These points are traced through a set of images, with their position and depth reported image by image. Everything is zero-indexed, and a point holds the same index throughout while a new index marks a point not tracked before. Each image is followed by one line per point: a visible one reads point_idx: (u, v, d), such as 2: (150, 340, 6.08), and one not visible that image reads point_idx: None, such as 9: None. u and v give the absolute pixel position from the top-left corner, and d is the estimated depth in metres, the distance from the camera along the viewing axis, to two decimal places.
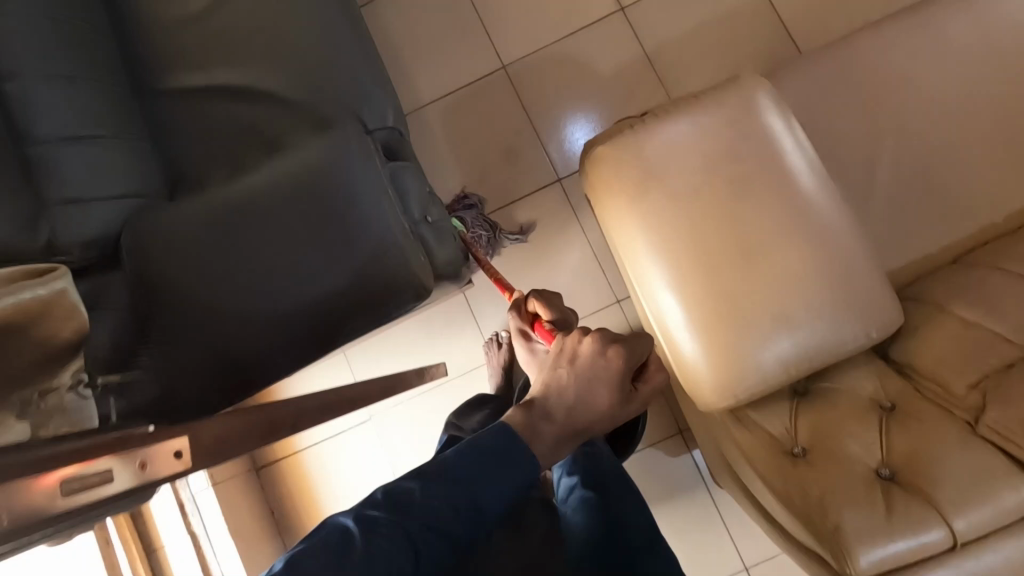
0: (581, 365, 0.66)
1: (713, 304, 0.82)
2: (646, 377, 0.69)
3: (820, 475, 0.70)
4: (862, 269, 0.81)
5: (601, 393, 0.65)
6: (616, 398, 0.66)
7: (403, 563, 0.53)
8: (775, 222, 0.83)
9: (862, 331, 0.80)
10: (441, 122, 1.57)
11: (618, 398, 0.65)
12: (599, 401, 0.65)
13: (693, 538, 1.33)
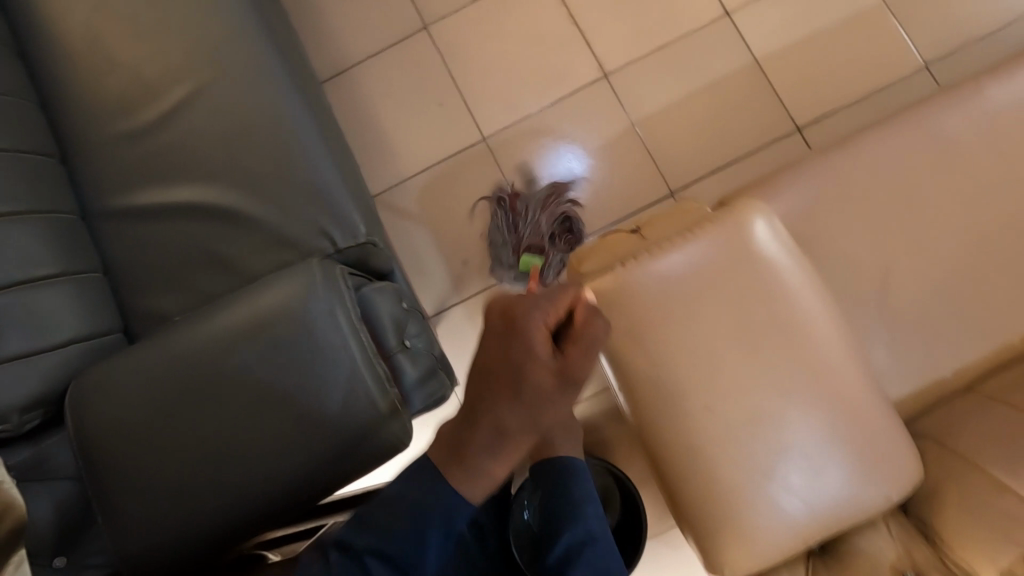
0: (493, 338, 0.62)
1: (716, 464, 0.75)
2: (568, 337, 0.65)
3: None
4: (873, 415, 0.75)
5: (523, 366, 0.60)
6: (546, 372, 0.60)
7: None
8: (780, 368, 0.77)
9: (879, 490, 0.73)
10: (419, 198, 1.50)
11: (543, 357, 0.60)
12: (518, 368, 0.60)
13: None
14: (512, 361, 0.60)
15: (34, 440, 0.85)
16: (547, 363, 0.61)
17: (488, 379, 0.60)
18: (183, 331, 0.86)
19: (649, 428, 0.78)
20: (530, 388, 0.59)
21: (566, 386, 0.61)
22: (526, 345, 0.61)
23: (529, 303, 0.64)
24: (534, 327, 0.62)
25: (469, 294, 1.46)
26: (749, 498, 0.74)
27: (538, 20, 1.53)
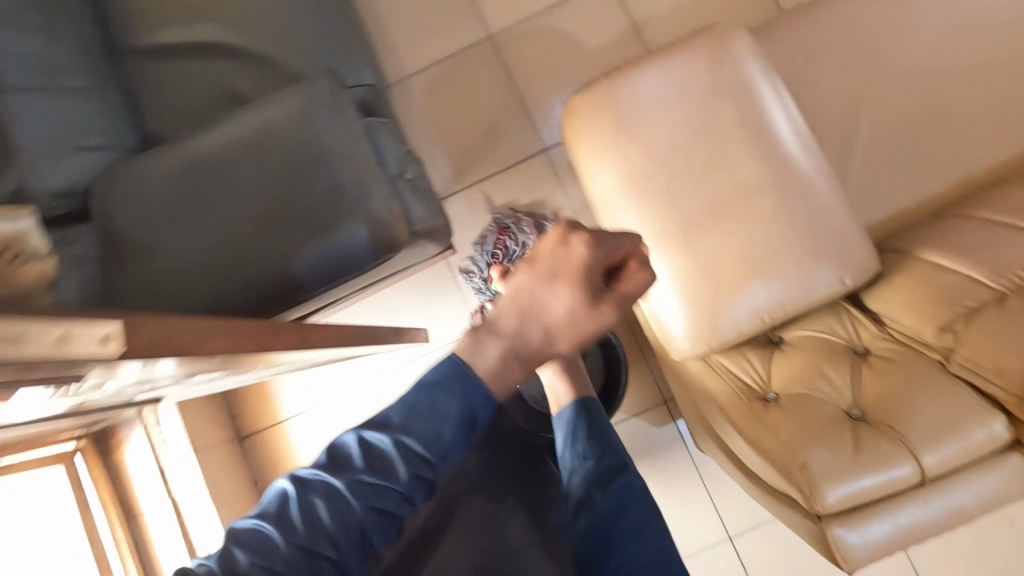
0: (535, 260, 0.53)
1: (685, 253, 0.81)
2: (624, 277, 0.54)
3: (788, 414, 0.70)
4: (838, 214, 0.79)
5: (541, 302, 0.53)
6: (565, 311, 0.52)
7: (378, 474, 0.49)
8: (751, 171, 0.81)
9: (837, 278, 0.78)
10: (425, 92, 1.55)
11: (573, 301, 0.52)
12: (556, 289, 0.52)
13: (676, 505, 1.35)
14: (537, 293, 0.53)
15: (57, 228, 0.92)
16: (582, 297, 0.52)
17: (518, 289, 0.53)
18: (197, 141, 0.92)
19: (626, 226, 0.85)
20: (553, 306, 0.52)
21: (592, 332, 0.53)
22: (567, 277, 0.52)
23: (597, 233, 0.53)
24: (604, 258, 0.53)
25: (470, 183, 1.51)
26: (715, 283, 0.80)
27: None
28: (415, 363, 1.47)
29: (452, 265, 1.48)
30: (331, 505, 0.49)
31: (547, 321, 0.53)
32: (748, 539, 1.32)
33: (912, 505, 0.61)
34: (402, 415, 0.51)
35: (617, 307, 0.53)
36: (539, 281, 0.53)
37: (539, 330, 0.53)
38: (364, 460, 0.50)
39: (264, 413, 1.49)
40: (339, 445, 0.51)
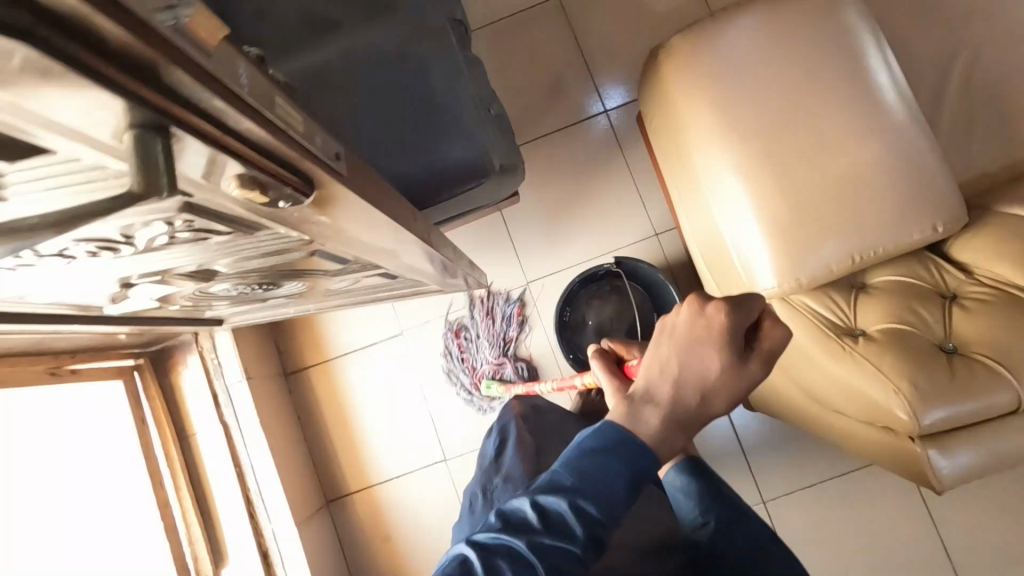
0: (678, 330, 0.55)
1: (778, 191, 0.83)
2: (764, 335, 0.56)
3: (883, 344, 0.71)
4: (930, 164, 0.82)
5: (696, 371, 0.54)
6: (719, 379, 0.54)
7: (565, 533, 0.50)
8: (849, 117, 0.83)
9: (929, 225, 0.80)
10: (489, 48, 1.56)
11: (728, 368, 0.54)
12: (708, 356, 0.54)
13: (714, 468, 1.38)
14: (688, 365, 0.54)
15: None
16: (735, 361, 0.54)
17: (668, 362, 0.55)
18: (302, 58, 0.95)
19: (717, 162, 0.87)
20: (706, 369, 0.54)
21: (745, 389, 0.55)
22: (718, 346, 0.54)
23: (737, 300, 0.54)
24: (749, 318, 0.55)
25: (528, 140, 1.52)
26: (807, 221, 0.81)
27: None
28: (464, 313, 1.49)
29: (506, 218, 1.49)
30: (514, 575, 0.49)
31: (705, 385, 0.54)
32: (783, 505, 1.34)
33: (1006, 434, 0.64)
34: (575, 479, 0.52)
35: (768, 364, 0.55)
36: (684, 350, 0.55)
37: (696, 394, 0.55)
38: (543, 525, 0.51)
39: (312, 350, 1.51)
40: (514, 512, 0.53)
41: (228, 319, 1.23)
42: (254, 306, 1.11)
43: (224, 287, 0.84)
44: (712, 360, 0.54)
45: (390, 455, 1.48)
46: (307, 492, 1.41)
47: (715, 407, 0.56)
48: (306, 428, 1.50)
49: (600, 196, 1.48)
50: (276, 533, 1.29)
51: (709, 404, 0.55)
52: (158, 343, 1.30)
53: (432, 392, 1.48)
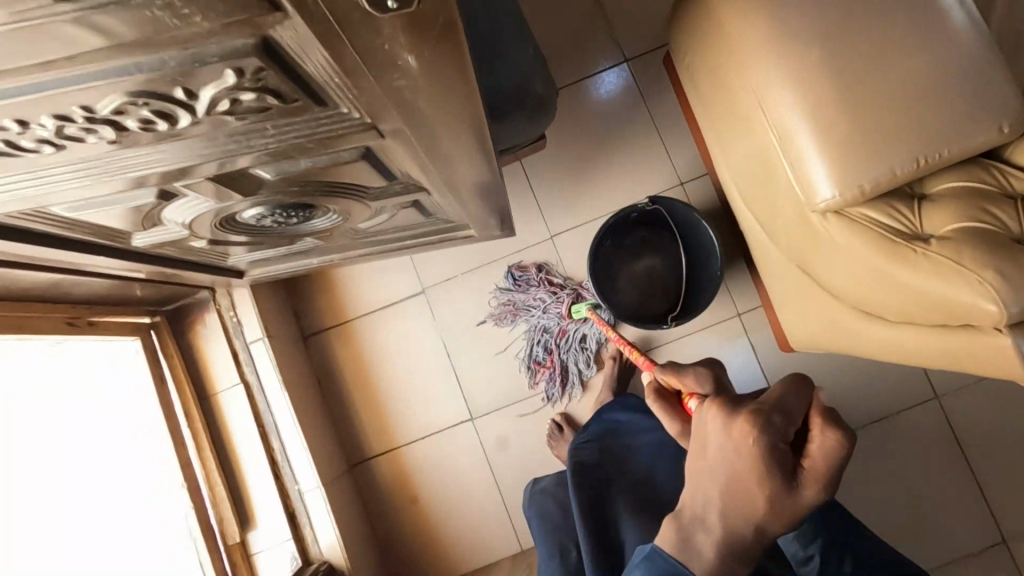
0: (712, 455, 0.56)
1: (836, 96, 0.79)
2: (813, 449, 0.53)
3: (953, 242, 0.69)
4: (992, 67, 0.79)
5: (737, 498, 0.54)
6: (764, 505, 0.53)
7: None
8: (905, 19, 0.80)
9: (993, 126, 0.77)
10: None
11: (769, 497, 0.53)
12: (746, 491, 0.54)
13: None
14: (728, 492, 0.55)
15: None
16: (777, 493, 0.52)
17: (712, 491, 0.56)
18: None
19: (770, 70, 0.83)
20: (748, 498, 0.53)
21: (803, 512, 0.53)
22: (751, 473, 0.53)
23: (762, 420, 0.54)
24: (783, 439, 0.53)
25: None
26: (869, 125, 0.78)
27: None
28: (486, 268, 1.45)
29: (527, 173, 1.45)
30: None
31: (752, 516, 0.54)
32: None
33: None
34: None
35: (822, 484, 0.52)
36: (721, 480, 0.55)
37: (747, 524, 0.54)
38: None
39: (331, 311, 1.47)
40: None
41: (249, 271, 1.21)
42: (281, 248, 1.07)
43: (257, 212, 0.80)
44: (752, 493, 0.53)
45: (413, 417, 1.44)
46: (331, 454, 1.37)
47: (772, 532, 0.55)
48: (327, 392, 1.46)
49: (624, 145, 1.45)
50: (304, 493, 1.25)
51: (764, 532, 0.54)
52: (174, 300, 1.25)
53: (456, 350, 1.45)
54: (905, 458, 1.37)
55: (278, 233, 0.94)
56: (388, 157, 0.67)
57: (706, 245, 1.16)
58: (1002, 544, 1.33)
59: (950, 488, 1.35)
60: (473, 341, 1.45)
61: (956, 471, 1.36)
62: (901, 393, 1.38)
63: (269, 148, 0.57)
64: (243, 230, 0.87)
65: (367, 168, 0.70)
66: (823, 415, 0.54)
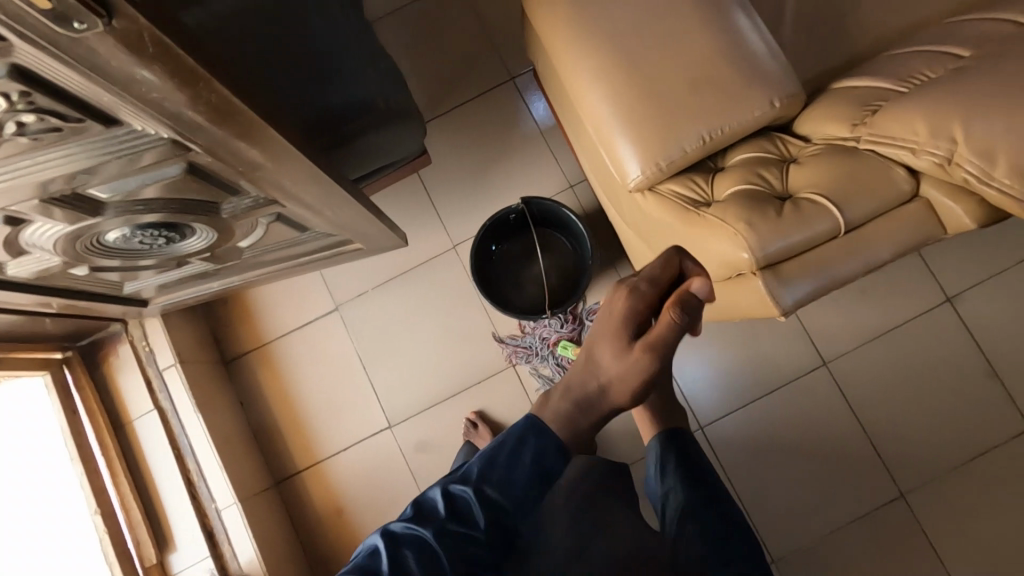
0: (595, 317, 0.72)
1: (634, 85, 0.88)
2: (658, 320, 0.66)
3: (723, 205, 0.78)
4: (765, 52, 0.89)
5: (595, 348, 0.70)
6: (610, 359, 0.69)
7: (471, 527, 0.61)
8: (689, 13, 0.90)
9: (767, 101, 0.87)
10: (400, 30, 1.59)
11: (613, 351, 0.68)
12: (601, 342, 0.69)
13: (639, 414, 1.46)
14: (590, 344, 0.70)
15: None
16: (620, 346, 0.68)
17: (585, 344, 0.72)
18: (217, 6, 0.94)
19: (583, 67, 0.91)
20: (596, 352, 0.69)
21: (634, 373, 0.67)
22: (610, 327, 0.69)
23: (630, 288, 0.69)
24: (639, 307, 0.67)
25: (443, 111, 1.57)
26: (666, 110, 0.87)
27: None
28: (395, 281, 1.52)
29: (428, 189, 1.54)
30: (421, 556, 0.59)
31: (593, 369, 0.69)
32: (725, 424, 1.45)
33: (837, 258, 0.71)
34: (491, 476, 0.62)
35: (649, 351, 0.66)
36: (591, 336, 0.70)
37: (593, 375, 0.69)
38: (449, 511, 0.61)
39: (250, 335, 1.53)
40: (428, 500, 0.63)
41: (154, 299, 1.27)
42: (175, 273, 1.14)
43: (120, 233, 0.86)
44: (603, 346, 0.69)
45: (335, 430, 1.49)
46: (253, 472, 1.41)
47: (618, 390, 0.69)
48: (251, 414, 1.50)
49: (514, 156, 1.55)
50: (221, 510, 1.29)
51: (607, 389, 0.69)
52: (86, 335, 1.31)
53: (372, 361, 1.51)
54: (803, 424, 1.43)
55: (156, 254, 1.01)
56: (215, 172, 0.75)
57: (580, 240, 1.25)
58: (901, 497, 1.39)
59: (849, 449, 1.42)
60: (387, 351, 1.51)
61: (852, 431, 1.42)
62: (793, 363, 1.45)
63: (85, 171, 0.64)
64: (116, 254, 0.94)
65: (202, 182, 0.77)
66: (680, 298, 0.65)
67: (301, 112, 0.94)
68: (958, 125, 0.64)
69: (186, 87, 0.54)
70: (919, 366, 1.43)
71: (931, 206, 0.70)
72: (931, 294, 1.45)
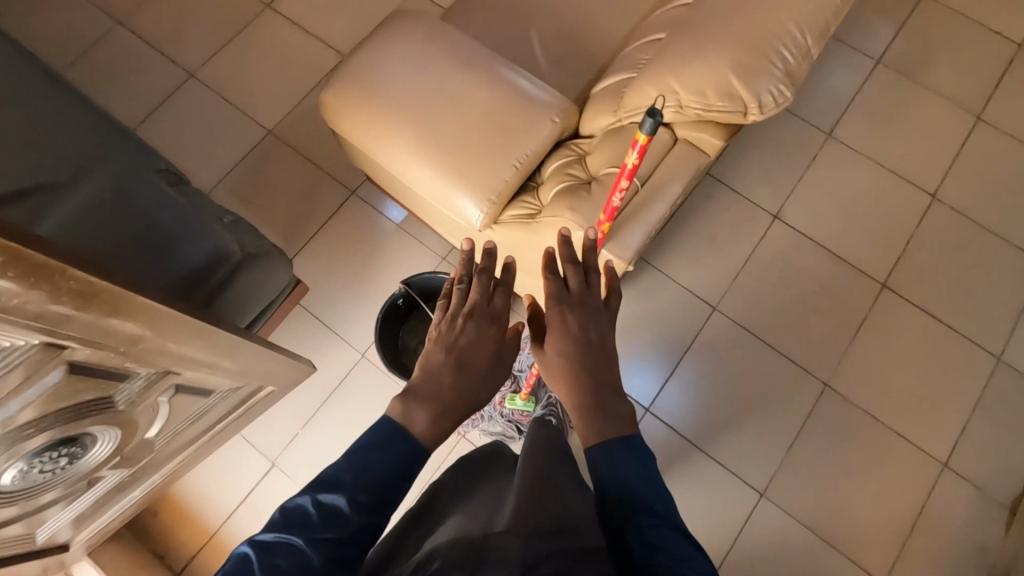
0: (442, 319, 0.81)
1: (443, 149, 1.04)
2: (493, 298, 0.83)
3: (551, 207, 0.93)
4: (532, 85, 1.09)
5: (454, 341, 0.78)
6: (468, 339, 0.78)
7: (339, 528, 0.65)
8: (461, 80, 1.08)
9: (549, 120, 1.05)
10: (235, 193, 1.71)
11: (469, 334, 0.79)
12: (457, 332, 0.79)
13: None
14: (451, 336, 0.78)
15: None
16: (475, 327, 0.79)
17: (449, 342, 0.78)
18: (75, 217, 1.02)
19: (400, 153, 1.06)
20: (457, 343, 0.78)
21: (488, 349, 0.79)
22: (464, 318, 0.80)
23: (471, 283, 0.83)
24: (481, 293, 0.82)
25: (301, 243, 1.66)
26: (480, 156, 1.03)
27: (269, 26, 1.89)
28: (320, 410, 1.52)
29: (315, 314, 1.59)
30: (295, 560, 0.62)
31: (456, 355, 0.77)
32: (691, 357, 1.59)
33: (649, 204, 0.86)
34: (357, 485, 0.68)
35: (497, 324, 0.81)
36: (447, 330, 0.79)
37: (458, 362, 0.77)
38: (318, 514, 0.65)
39: (193, 534, 1.43)
40: (297, 508, 0.66)
41: (75, 537, 1.15)
42: (88, 493, 1.03)
43: (15, 471, 0.76)
44: (459, 336, 0.78)
45: None
46: None
47: (473, 361, 0.78)
48: None
49: (382, 254, 1.65)
50: None
51: (466, 368, 0.77)
52: None
53: None
54: (728, 360, 1.59)
55: (48, 487, 0.89)
56: (100, 363, 0.76)
57: None
58: (826, 387, 1.56)
59: (770, 367, 1.58)
60: None
61: (764, 352, 1.59)
62: (692, 320, 1.62)
63: None
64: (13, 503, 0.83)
65: (93, 384, 0.78)
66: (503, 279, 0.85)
67: (170, 279, 1.01)
68: (673, 81, 0.84)
69: (41, 283, 0.58)
70: (783, 276, 1.66)
71: (689, 142, 0.89)
72: (761, 218, 1.71)
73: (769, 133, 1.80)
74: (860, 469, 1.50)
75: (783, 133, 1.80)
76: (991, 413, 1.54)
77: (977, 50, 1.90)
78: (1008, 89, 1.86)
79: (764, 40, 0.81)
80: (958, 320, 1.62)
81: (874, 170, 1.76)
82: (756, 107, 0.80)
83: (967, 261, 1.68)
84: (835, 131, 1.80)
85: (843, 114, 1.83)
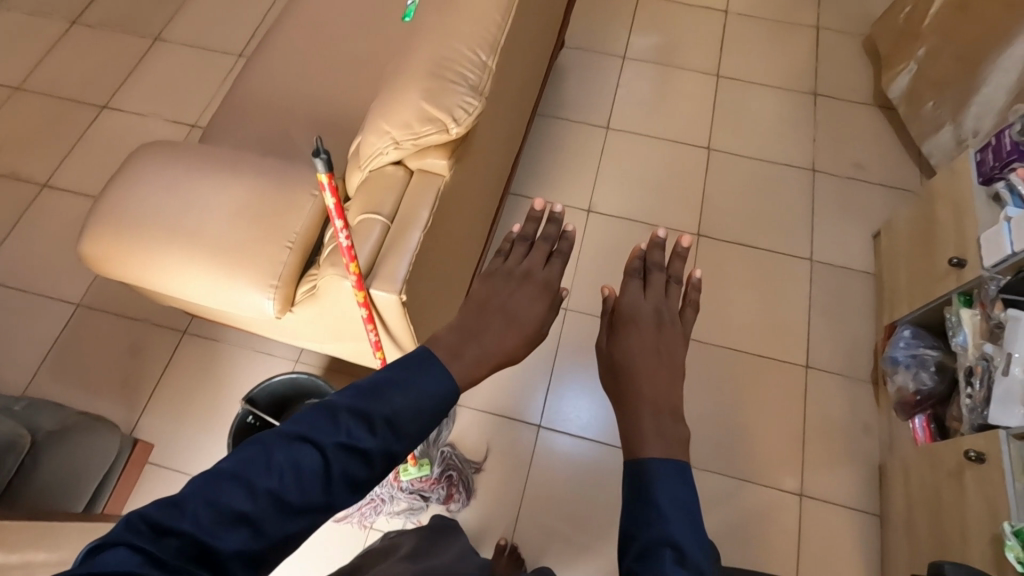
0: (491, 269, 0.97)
1: (213, 251, 1.04)
2: (546, 264, 0.97)
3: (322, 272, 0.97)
4: (285, 167, 1.12)
5: (504, 288, 0.92)
6: (515, 290, 0.92)
7: (348, 435, 0.64)
8: (213, 184, 1.10)
9: (310, 191, 1.08)
10: (54, 379, 1.59)
11: (514, 282, 0.93)
12: (513, 282, 0.93)
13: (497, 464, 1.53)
14: (502, 282, 0.93)
15: None
16: (527, 280, 0.94)
17: (496, 285, 0.92)
18: None
19: (177, 271, 1.06)
20: (510, 288, 0.92)
21: (534, 303, 0.91)
22: (520, 269, 0.95)
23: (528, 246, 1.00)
24: (540, 256, 0.98)
25: (144, 401, 1.56)
26: (253, 245, 1.04)
27: (50, 205, 1.84)
28: None
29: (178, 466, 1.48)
30: (303, 449, 0.62)
31: (507, 296, 0.90)
32: (561, 360, 1.64)
33: (404, 234, 0.91)
34: (389, 408, 0.67)
35: (546, 282, 0.95)
36: (496, 276, 0.94)
37: (507, 301, 0.90)
38: (347, 411, 0.66)
39: None
40: (328, 401, 0.67)
41: None
42: None
43: None
44: (514, 283, 0.93)
45: None
46: None
47: (517, 304, 0.90)
48: None
49: (233, 380, 1.58)
50: None
51: (508, 310, 0.88)
52: None
53: None
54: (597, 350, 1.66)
55: None
56: None
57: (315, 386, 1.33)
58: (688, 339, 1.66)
59: None
60: None
61: None
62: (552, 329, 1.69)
63: None
64: None
65: None
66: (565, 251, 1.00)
67: None
68: (382, 122, 0.91)
69: None
70: (616, 259, 1.78)
71: (422, 169, 0.96)
72: (578, 216, 1.84)
73: (558, 143, 1.97)
74: (744, 399, 1.60)
75: (570, 139, 1.98)
76: (826, 307, 1.71)
77: (696, 26, 2.23)
78: (731, 47, 2.18)
79: (443, 66, 0.91)
80: (770, 240, 1.81)
81: (655, 144, 1.97)
82: (453, 122, 0.89)
83: (757, 190, 1.90)
84: (612, 124, 2.01)
85: (613, 108, 2.05)
